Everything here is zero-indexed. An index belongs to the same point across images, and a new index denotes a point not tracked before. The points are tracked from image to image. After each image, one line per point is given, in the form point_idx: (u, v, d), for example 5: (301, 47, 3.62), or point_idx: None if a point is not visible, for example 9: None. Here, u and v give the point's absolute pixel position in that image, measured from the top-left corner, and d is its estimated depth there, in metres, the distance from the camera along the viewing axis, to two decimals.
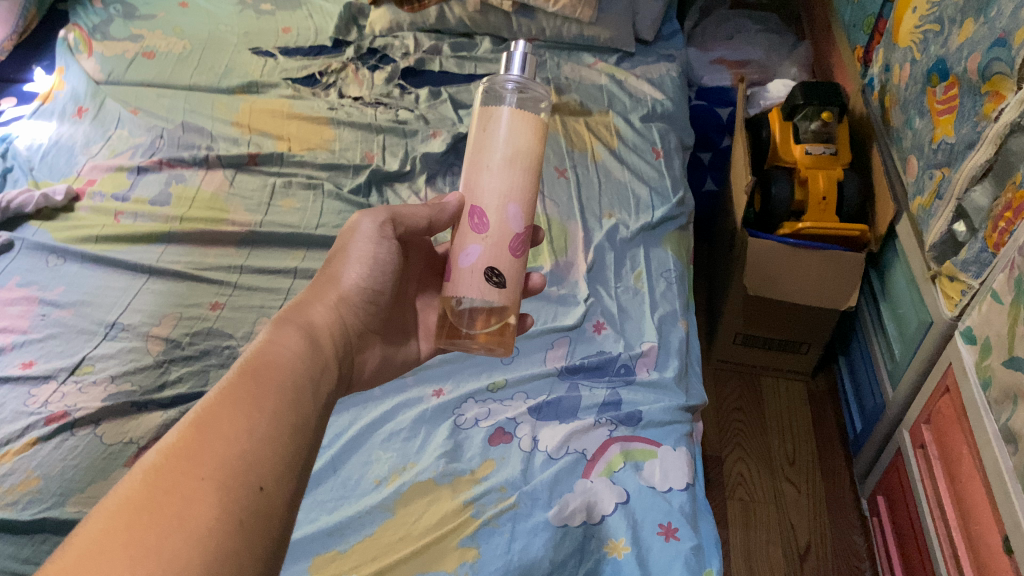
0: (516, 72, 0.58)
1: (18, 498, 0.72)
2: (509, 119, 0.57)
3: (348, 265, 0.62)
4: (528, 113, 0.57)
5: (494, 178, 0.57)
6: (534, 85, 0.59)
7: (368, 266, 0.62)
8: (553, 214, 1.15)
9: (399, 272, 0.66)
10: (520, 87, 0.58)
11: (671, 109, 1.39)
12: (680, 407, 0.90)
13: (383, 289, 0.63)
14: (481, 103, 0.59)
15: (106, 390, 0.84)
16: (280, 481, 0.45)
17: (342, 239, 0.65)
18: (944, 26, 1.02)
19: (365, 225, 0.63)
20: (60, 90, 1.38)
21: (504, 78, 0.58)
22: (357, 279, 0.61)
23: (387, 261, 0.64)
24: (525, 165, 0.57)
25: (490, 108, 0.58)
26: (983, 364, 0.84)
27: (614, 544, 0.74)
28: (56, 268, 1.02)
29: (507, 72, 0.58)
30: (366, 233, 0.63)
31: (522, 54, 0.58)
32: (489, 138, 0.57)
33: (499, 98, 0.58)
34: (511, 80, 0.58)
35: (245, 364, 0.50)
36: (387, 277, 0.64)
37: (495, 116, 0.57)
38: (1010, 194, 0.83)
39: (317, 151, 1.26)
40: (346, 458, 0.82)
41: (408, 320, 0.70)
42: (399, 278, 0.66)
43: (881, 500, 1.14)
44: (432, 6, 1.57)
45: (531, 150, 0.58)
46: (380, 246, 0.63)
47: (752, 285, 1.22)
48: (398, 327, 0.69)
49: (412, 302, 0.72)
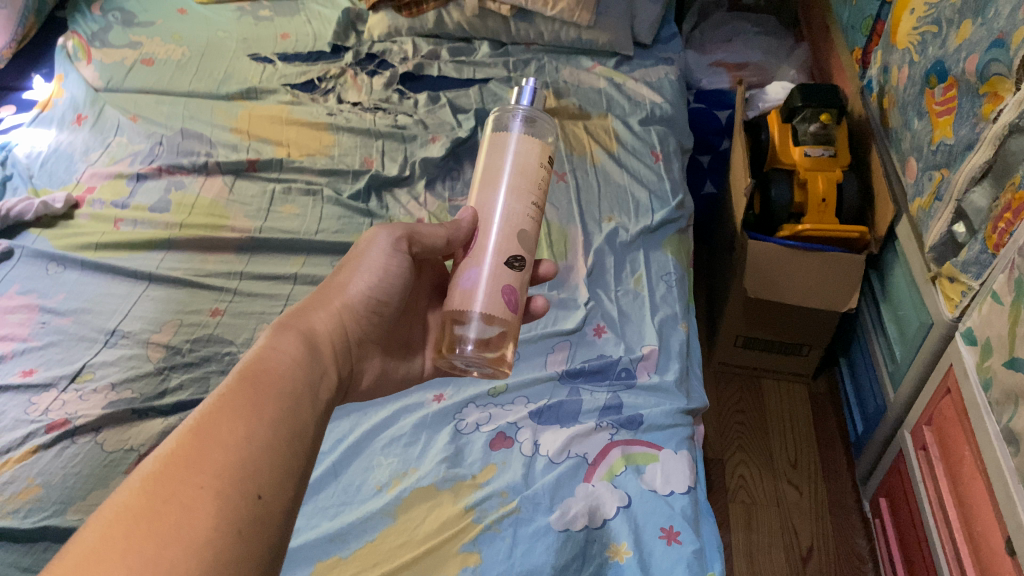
0: (526, 103, 0.59)
1: (19, 507, 0.72)
2: (521, 146, 0.58)
3: (356, 277, 0.61)
4: (539, 143, 0.59)
5: (501, 201, 0.57)
6: (541, 116, 0.60)
7: (376, 277, 0.61)
8: (553, 219, 1.16)
9: (409, 287, 0.64)
10: (530, 116, 0.59)
11: (670, 112, 1.40)
12: (682, 411, 0.89)
13: (389, 300, 0.63)
14: (490, 132, 0.60)
15: (106, 398, 0.84)
16: (277, 489, 0.44)
17: (358, 246, 0.64)
18: (942, 27, 1.02)
19: (382, 237, 0.62)
20: (59, 97, 1.38)
21: (514, 108, 0.59)
22: (363, 289, 0.61)
23: (396, 277, 0.62)
24: (530, 192, 0.58)
25: (498, 135, 0.59)
26: (983, 365, 0.84)
27: (616, 548, 0.73)
28: (56, 276, 1.02)
29: (518, 102, 0.59)
30: (380, 246, 0.62)
31: (532, 88, 0.59)
32: (498, 164, 0.58)
33: (507, 126, 0.59)
34: (521, 110, 0.59)
35: (244, 369, 0.50)
36: (394, 292, 0.63)
37: (507, 142, 0.58)
38: (1010, 194, 0.83)
39: (316, 157, 1.26)
40: (347, 463, 0.82)
41: (413, 334, 0.70)
42: (408, 293, 0.65)
43: (883, 502, 1.14)
44: (431, 11, 1.57)
45: (542, 174, 0.59)
46: (391, 260, 0.62)
47: (752, 287, 1.22)
48: (402, 341, 0.69)
49: (421, 317, 0.71)
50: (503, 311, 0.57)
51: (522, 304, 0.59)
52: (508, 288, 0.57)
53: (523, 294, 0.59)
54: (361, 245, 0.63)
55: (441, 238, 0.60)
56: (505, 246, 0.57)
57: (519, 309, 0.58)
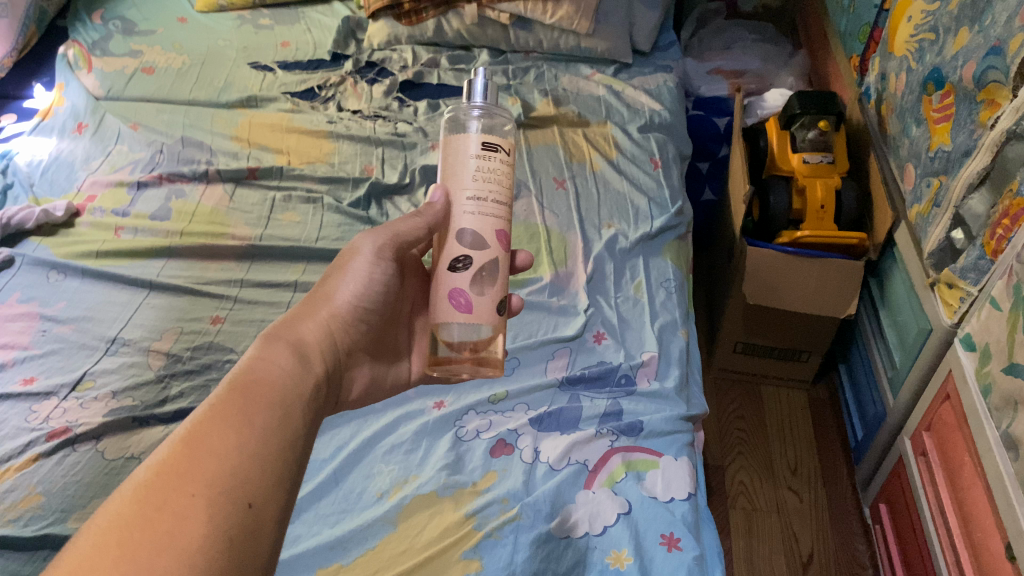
0: (478, 98, 0.60)
1: (19, 515, 0.71)
2: (482, 144, 0.57)
3: (347, 285, 0.62)
4: (499, 138, 0.59)
5: (466, 205, 0.57)
6: (496, 109, 0.61)
7: (362, 285, 0.62)
8: (552, 225, 1.16)
9: (391, 294, 0.65)
10: (486, 111, 0.60)
11: (669, 119, 1.40)
12: (682, 417, 0.89)
13: (375, 307, 0.63)
14: (446, 133, 0.59)
15: (107, 406, 0.84)
16: (269, 498, 0.45)
17: (340, 258, 0.64)
18: (939, 35, 1.03)
19: (366, 245, 0.63)
20: (59, 106, 1.39)
21: (469, 106, 0.60)
22: (351, 296, 0.61)
23: (381, 283, 0.63)
24: (489, 186, 0.58)
25: (453, 137, 0.58)
26: (983, 370, 0.84)
27: (617, 555, 0.73)
28: (57, 284, 1.03)
29: (472, 100, 0.60)
30: (365, 255, 0.63)
31: (484, 80, 0.60)
32: (457, 167, 0.58)
33: (464, 126, 0.59)
34: (476, 107, 0.60)
35: (235, 380, 0.50)
36: (379, 298, 0.64)
37: (469, 144, 0.57)
38: (1007, 201, 0.83)
39: (316, 165, 1.26)
40: (347, 471, 0.82)
41: (399, 340, 0.71)
42: (392, 300, 0.66)
43: (883, 507, 1.14)
44: (431, 19, 1.59)
45: (499, 166, 0.58)
46: (376, 267, 0.63)
47: (752, 294, 1.21)
48: (389, 348, 0.69)
49: (407, 322, 0.72)
50: (457, 315, 0.58)
51: (489, 301, 0.59)
52: (456, 292, 0.58)
53: (485, 294, 0.59)
54: (346, 254, 0.64)
55: (421, 229, 0.60)
56: (460, 246, 0.58)
57: (487, 307, 0.59)
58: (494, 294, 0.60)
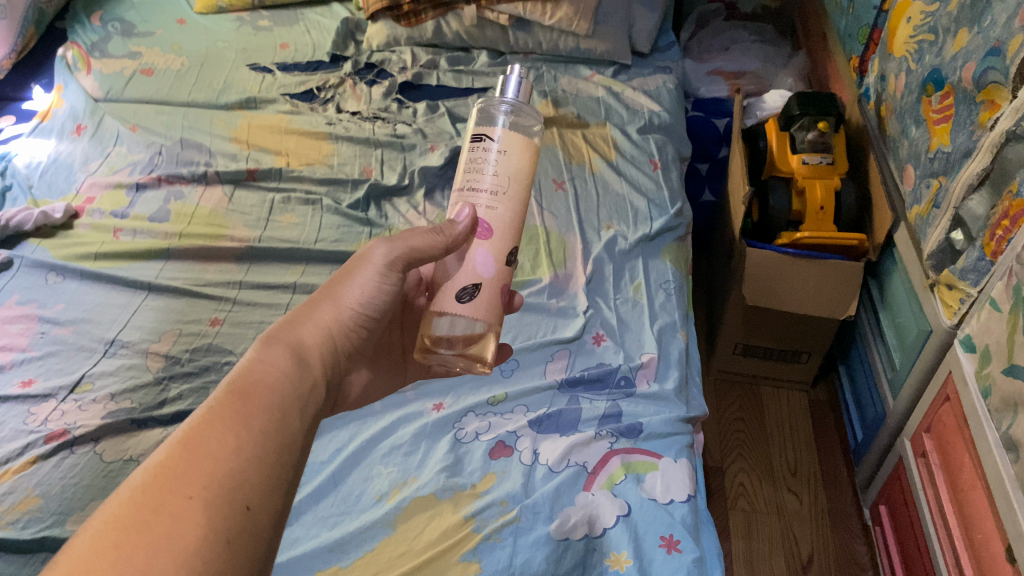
0: (511, 95, 0.60)
1: (18, 517, 0.71)
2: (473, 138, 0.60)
3: (351, 290, 0.61)
4: (490, 127, 0.59)
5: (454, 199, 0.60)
6: (527, 107, 0.60)
7: (368, 292, 0.61)
8: (552, 227, 1.16)
9: (395, 301, 0.64)
10: (514, 108, 0.60)
11: (669, 120, 1.40)
12: (681, 419, 0.89)
13: (379, 314, 0.63)
14: (477, 123, 0.61)
15: (106, 408, 0.84)
16: (266, 500, 0.44)
17: (350, 262, 0.63)
18: (939, 36, 1.03)
19: (377, 253, 0.62)
20: (59, 107, 1.39)
21: (499, 100, 0.60)
22: (355, 302, 0.60)
23: (388, 292, 0.62)
24: (469, 179, 0.59)
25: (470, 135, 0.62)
26: (983, 372, 0.84)
27: (616, 557, 0.73)
28: (55, 285, 1.02)
29: (502, 95, 0.60)
30: (375, 262, 0.61)
31: (517, 77, 0.60)
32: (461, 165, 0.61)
33: (493, 119, 0.60)
34: (505, 102, 0.59)
35: (233, 383, 0.49)
36: (385, 306, 0.63)
37: (481, 129, 0.60)
38: (1007, 202, 0.83)
39: (315, 167, 1.26)
40: (346, 473, 0.81)
41: (395, 342, 0.71)
42: (396, 306, 0.65)
43: (883, 509, 1.14)
44: (430, 21, 1.59)
45: (478, 157, 0.59)
46: (385, 277, 0.62)
47: (752, 297, 1.21)
48: (386, 351, 0.70)
49: (405, 325, 0.72)
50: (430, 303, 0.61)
51: (451, 291, 0.59)
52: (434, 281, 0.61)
53: (450, 285, 0.59)
54: (356, 258, 0.63)
55: (437, 249, 0.59)
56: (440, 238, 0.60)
57: (448, 296, 0.59)
58: (457, 282, 0.59)
